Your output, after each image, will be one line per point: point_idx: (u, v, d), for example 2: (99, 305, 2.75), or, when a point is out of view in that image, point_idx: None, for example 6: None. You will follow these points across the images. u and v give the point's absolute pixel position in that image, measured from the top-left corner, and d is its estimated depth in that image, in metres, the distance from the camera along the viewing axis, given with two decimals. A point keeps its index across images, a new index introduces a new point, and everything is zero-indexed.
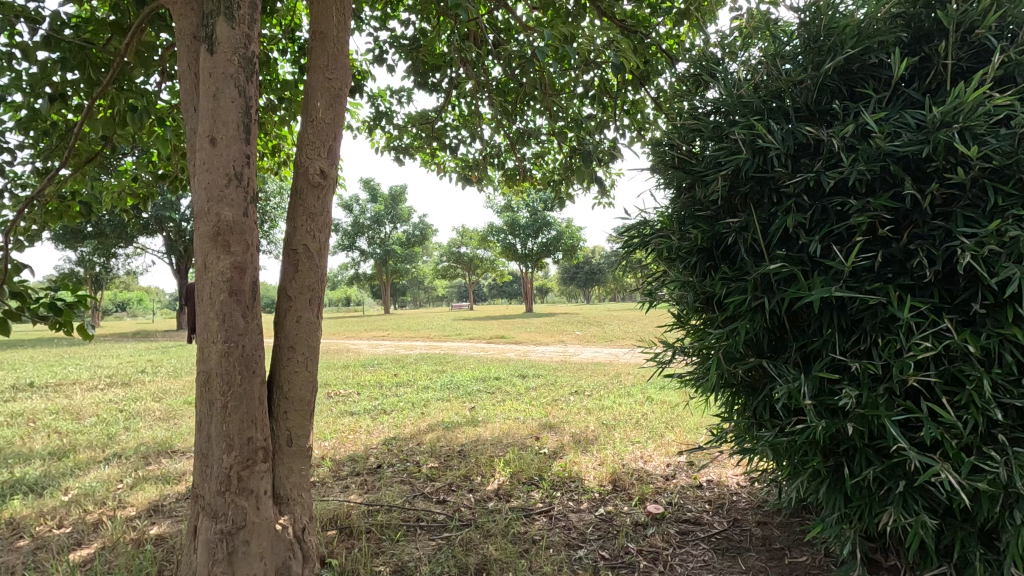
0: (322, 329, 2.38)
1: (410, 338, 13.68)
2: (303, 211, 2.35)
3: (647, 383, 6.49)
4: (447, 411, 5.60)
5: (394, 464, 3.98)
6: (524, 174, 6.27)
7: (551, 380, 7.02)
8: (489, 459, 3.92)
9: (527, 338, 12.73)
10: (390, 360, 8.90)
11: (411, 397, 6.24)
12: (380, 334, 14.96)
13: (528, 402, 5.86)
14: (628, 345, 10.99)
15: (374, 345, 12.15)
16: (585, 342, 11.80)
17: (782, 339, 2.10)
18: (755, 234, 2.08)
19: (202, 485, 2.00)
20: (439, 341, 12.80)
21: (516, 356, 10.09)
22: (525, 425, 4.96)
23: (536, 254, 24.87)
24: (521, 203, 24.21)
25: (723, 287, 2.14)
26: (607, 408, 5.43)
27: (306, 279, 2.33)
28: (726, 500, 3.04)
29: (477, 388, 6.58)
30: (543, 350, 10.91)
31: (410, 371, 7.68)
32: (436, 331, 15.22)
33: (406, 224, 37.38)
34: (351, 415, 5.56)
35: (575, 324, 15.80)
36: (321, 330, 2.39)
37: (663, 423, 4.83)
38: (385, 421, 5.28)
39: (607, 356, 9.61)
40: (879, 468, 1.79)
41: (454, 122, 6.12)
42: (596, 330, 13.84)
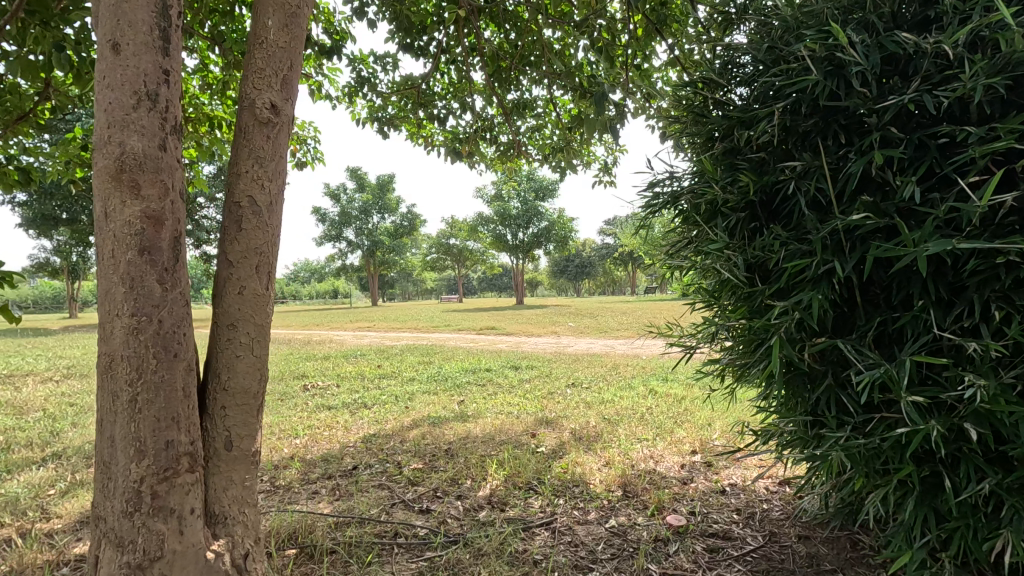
0: (272, 304, 1.90)
1: (397, 330, 13.15)
2: (249, 155, 1.86)
3: (649, 375, 6.05)
4: (435, 406, 5.13)
5: (371, 466, 3.51)
6: (518, 149, 5.80)
7: (547, 372, 6.56)
8: (481, 459, 3.48)
9: (519, 330, 12.28)
10: (375, 352, 8.38)
11: (395, 390, 5.76)
12: (367, 325, 14.42)
13: (522, 396, 5.41)
14: (624, 336, 10.57)
15: (358, 337, 11.60)
16: (579, 334, 11.36)
17: (849, 316, 1.67)
18: (820, 182, 1.65)
19: (104, 505, 1.52)
20: (428, 333, 12.30)
21: (507, 348, 9.64)
22: (519, 421, 4.50)
23: (527, 245, 24.44)
24: (512, 192, 23.75)
25: (782, 248, 1.70)
26: (608, 402, 4.99)
27: (253, 240, 1.84)
28: (756, 510, 2.61)
29: (467, 381, 6.11)
30: (535, 342, 10.46)
31: (395, 363, 7.19)
32: (423, 322, 14.72)
33: (395, 215, 36.73)
34: (328, 410, 5.07)
35: (567, 316, 15.36)
36: (272, 306, 1.91)
37: (670, 418, 4.40)
38: (364, 417, 4.80)
39: (603, 348, 9.18)
40: (999, 481, 1.37)
41: (443, 92, 5.63)
42: (590, 321, 13.42)
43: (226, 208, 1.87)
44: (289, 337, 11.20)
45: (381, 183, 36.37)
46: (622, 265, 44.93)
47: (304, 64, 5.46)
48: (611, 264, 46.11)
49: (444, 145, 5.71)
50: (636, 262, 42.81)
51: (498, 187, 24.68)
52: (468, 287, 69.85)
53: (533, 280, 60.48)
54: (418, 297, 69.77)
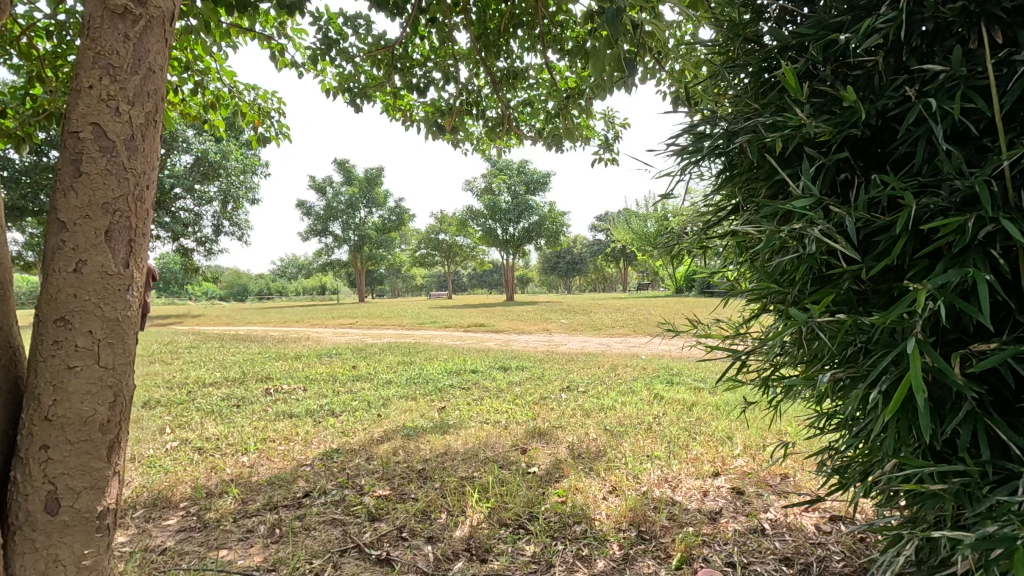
0: (135, 294, 1.28)
1: (379, 327, 12.42)
2: (96, 59, 1.23)
3: (651, 378, 5.48)
4: (412, 413, 4.51)
5: (328, 492, 2.90)
6: (507, 125, 5.18)
7: (538, 374, 5.97)
8: (460, 484, 2.89)
9: (508, 327, 11.69)
10: (352, 351, 7.70)
11: (369, 394, 5.12)
12: (349, 322, 13.75)
13: (511, 401, 4.81)
14: (619, 334, 10.02)
15: (336, 335, 10.88)
16: (571, 332, 10.73)
17: (1002, 310, 1.11)
18: (971, 102, 1.08)
19: None
20: (412, 330, 11.68)
21: (495, 347, 8.99)
22: (508, 433, 3.90)
23: (518, 240, 23.80)
24: (502, 185, 23.16)
25: (913, 204, 1.10)
26: (609, 409, 4.41)
27: (99, 193, 1.21)
28: (810, 558, 2.04)
29: (451, 384, 5.49)
30: (524, 340, 9.82)
31: (371, 363, 6.55)
32: (409, 319, 14.00)
33: (382, 209, 35.97)
34: (289, 418, 4.43)
35: (558, 313, 14.73)
36: (137, 296, 1.29)
37: (682, 428, 3.82)
38: (330, 427, 4.17)
39: (597, 347, 8.57)
40: None
41: (423, 60, 5.00)
42: (582, 318, 12.86)
43: (61, 141, 1.23)
44: (263, 335, 10.45)
45: (369, 177, 35.53)
46: (614, 261, 44.42)
47: (265, 25, 4.79)
48: (602, 260, 45.57)
49: (424, 117, 5.07)
50: (628, 259, 42.31)
51: (488, 180, 24.04)
52: (457, 284, 68.98)
53: (524, 277, 59.86)
54: (407, 293, 68.84)
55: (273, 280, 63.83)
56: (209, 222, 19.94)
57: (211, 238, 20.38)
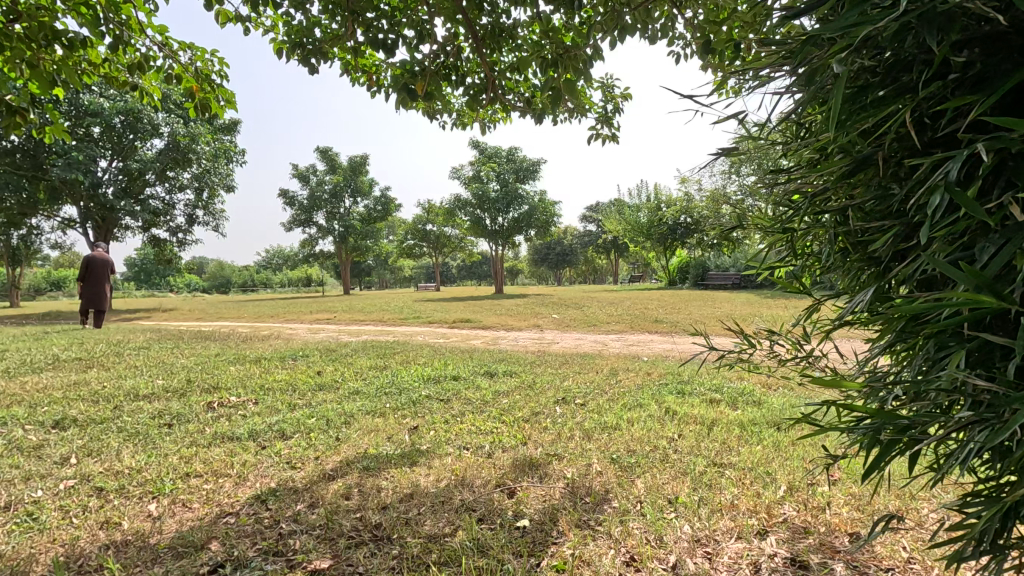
0: None
1: (357, 323, 11.56)
2: None
3: (658, 387, 4.77)
4: (378, 435, 3.77)
5: (248, 563, 2.16)
6: (490, 91, 4.40)
7: (528, 381, 5.23)
8: (424, 552, 2.19)
9: (496, 322, 10.94)
10: (321, 353, 6.90)
11: (330, 409, 4.36)
12: (326, 317, 12.89)
13: (496, 418, 4.08)
14: (615, 331, 9.29)
15: (310, 333, 10.01)
16: (564, 329, 9.97)
17: None
18: None
19: None
20: (393, 326, 10.87)
21: (482, 346, 8.23)
22: (491, 464, 3.18)
23: (507, 231, 22.97)
24: (491, 173, 22.35)
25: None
26: (613, 430, 3.70)
27: None
28: None
29: (428, 395, 4.73)
30: (514, 339, 9.05)
31: (339, 368, 5.77)
32: (390, 314, 13.16)
33: (368, 199, 34.98)
34: (228, 442, 3.66)
35: (550, 307, 13.94)
36: None
37: (704, 457, 3.12)
38: (275, 455, 3.42)
39: (593, 347, 7.83)
40: None
41: (390, 12, 4.21)
42: (575, 313, 12.14)
43: None
44: (228, 333, 9.56)
45: (353, 165, 34.40)
46: (606, 253, 43.71)
47: None
48: (593, 251, 44.85)
49: (393, 81, 4.26)
50: (619, 250, 41.62)
51: (476, 168, 23.22)
52: (446, 276, 68.12)
53: (513, 268, 59.03)
54: (395, 285, 67.73)
55: (257, 272, 62.52)
56: (182, 211, 18.95)
57: (184, 228, 19.38)
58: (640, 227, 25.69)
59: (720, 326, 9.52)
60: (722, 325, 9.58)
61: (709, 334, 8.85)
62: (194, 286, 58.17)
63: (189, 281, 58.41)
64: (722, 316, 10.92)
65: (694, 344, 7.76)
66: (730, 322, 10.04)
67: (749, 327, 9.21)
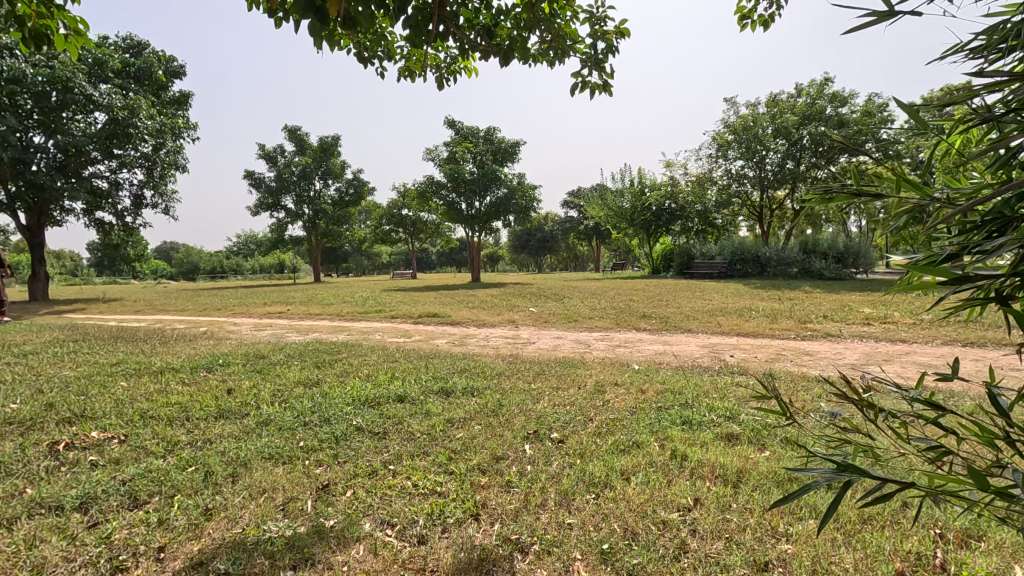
0: None
1: (312, 318, 10.34)
2: None
3: (656, 414, 3.74)
4: (271, 502, 2.66)
5: None
6: (443, 20, 3.22)
7: (491, 402, 4.15)
8: None
9: (467, 317, 9.79)
10: (249, 359, 5.73)
11: (220, 451, 3.21)
12: (279, 310, 11.54)
13: (443, 468, 3.00)
14: (599, 329, 8.26)
15: (253, 332, 8.77)
16: (542, 325, 8.92)
17: None
18: None
19: None
20: (351, 322, 9.64)
21: (447, 348, 7.13)
22: (421, 565, 2.11)
23: (484, 217, 21.87)
24: (467, 154, 21.06)
25: None
26: (602, 493, 2.65)
27: None
28: None
29: (358, 429, 3.62)
30: (484, 338, 7.97)
31: (258, 386, 4.59)
32: (352, 306, 11.87)
33: (339, 182, 33.25)
34: (44, 516, 2.50)
35: (527, 298, 12.85)
36: None
37: (743, 555, 2.10)
38: (102, 543, 2.28)
39: (574, 350, 6.79)
40: None
41: None
42: (555, 305, 11.06)
43: None
44: (154, 331, 8.25)
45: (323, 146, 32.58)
46: (587, 239, 42.82)
47: None
48: (574, 238, 43.92)
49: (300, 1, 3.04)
50: (601, 237, 40.74)
51: (451, 149, 21.85)
52: (425, 262, 66.45)
53: (493, 254, 57.95)
54: (372, 271, 66.05)
55: (227, 258, 60.13)
56: (129, 192, 17.30)
57: (133, 212, 17.83)
58: (623, 213, 24.68)
59: (713, 322, 8.58)
60: (717, 321, 8.62)
61: (702, 332, 7.88)
62: (160, 273, 55.80)
63: (154, 266, 55.94)
64: (714, 310, 9.99)
65: (688, 347, 6.79)
66: (722, 317, 9.12)
67: (745, 324, 8.29)
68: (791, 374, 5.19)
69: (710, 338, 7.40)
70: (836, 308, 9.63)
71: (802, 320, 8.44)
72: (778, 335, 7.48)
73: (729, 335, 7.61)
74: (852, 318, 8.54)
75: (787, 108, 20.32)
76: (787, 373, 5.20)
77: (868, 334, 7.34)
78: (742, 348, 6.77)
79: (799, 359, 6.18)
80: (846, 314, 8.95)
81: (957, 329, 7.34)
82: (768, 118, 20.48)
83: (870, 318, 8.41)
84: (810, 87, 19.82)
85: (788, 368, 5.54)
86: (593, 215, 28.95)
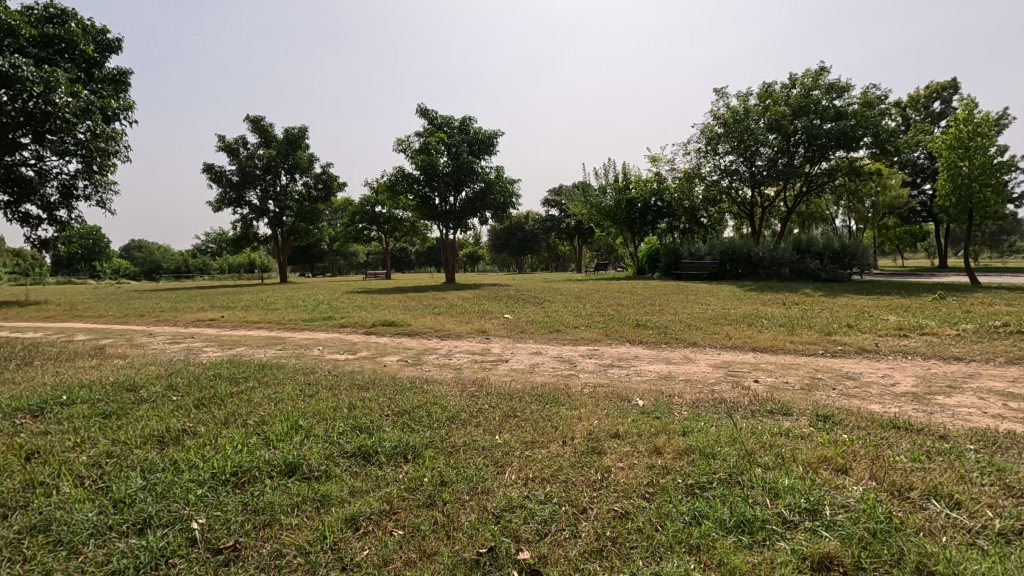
0: None
1: (247, 327, 8.76)
2: None
3: (690, 507, 2.31)
4: None
5: None
6: None
7: (429, 478, 2.67)
8: None
9: (429, 326, 8.30)
10: (109, 393, 4.16)
11: None
12: (212, 315, 9.86)
13: None
14: (584, 344, 6.83)
15: (165, 346, 7.17)
16: (517, 336, 7.49)
17: None
18: None
19: None
20: (290, 333, 8.07)
21: (395, 369, 5.65)
22: None
23: (458, 213, 20.40)
24: (439, 144, 19.53)
25: None
26: None
27: None
28: None
29: (191, 546, 2.10)
30: (444, 354, 6.50)
31: (79, 447, 3.01)
32: (300, 311, 10.25)
33: (307, 176, 31.31)
34: None
35: (501, 302, 11.42)
36: None
37: None
38: None
39: (555, 373, 5.38)
40: None
41: None
42: (534, 311, 9.63)
43: None
44: (33, 347, 6.58)
45: (289, 138, 30.58)
46: (568, 238, 41.52)
47: None
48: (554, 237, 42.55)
49: None
50: (583, 236, 39.41)
51: (423, 139, 20.23)
52: (403, 261, 64.52)
53: (471, 252, 56.34)
54: (347, 270, 63.90)
55: (193, 256, 57.37)
56: (54, 182, 15.36)
57: (66, 205, 15.95)
58: (606, 210, 23.33)
59: (720, 332, 7.22)
60: (724, 332, 7.25)
61: (709, 347, 6.52)
62: (121, 272, 52.88)
63: (117, 265, 53.32)
64: (715, 317, 8.66)
65: (696, 371, 5.40)
66: (727, 325, 7.79)
67: (757, 336, 6.94)
68: (847, 412, 3.84)
69: (720, 356, 6.04)
70: (855, 316, 8.37)
71: (824, 330, 7.13)
72: (802, 352, 6.14)
73: (742, 351, 6.26)
74: (879, 328, 7.26)
75: (780, 99, 19.16)
76: (843, 413, 3.83)
77: (912, 350, 6.04)
78: (764, 372, 5.39)
79: (842, 386, 4.83)
80: (871, 323, 7.66)
81: (1015, 344, 6.09)
82: (761, 111, 19.37)
83: (904, 329, 7.12)
84: (804, 76, 18.67)
85: (837, 404, 4.19)
86: (574, 212, 27.59)
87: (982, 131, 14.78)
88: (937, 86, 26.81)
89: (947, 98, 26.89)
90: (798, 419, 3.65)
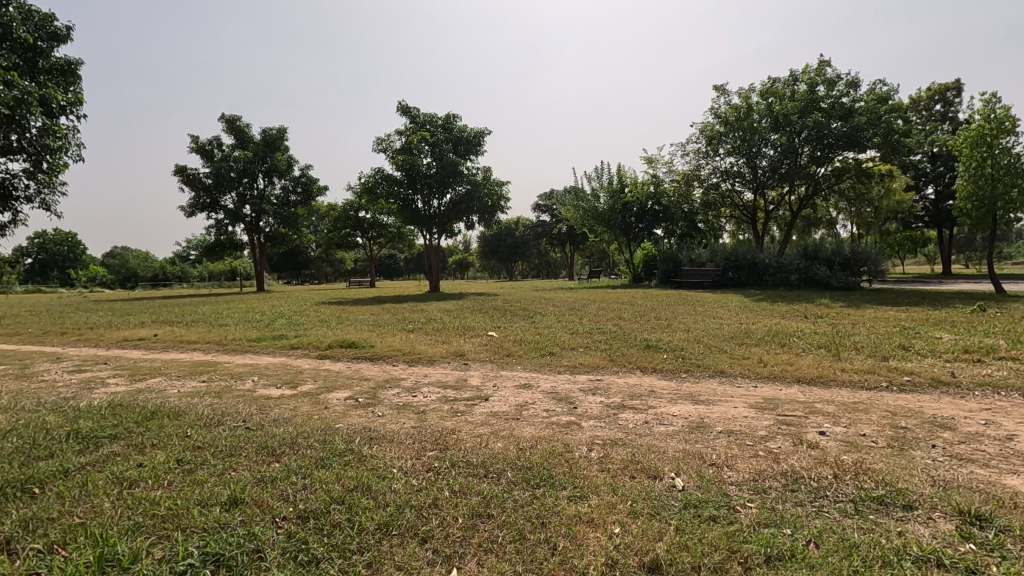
0: None
1: (180, 349, 7.32)
2: None
3: None
4: None
5: None
6: None
7: None
8: None
9: (396, 346, 6.92)
10: None
11: None
12: (144, 334, 8.36)
13: None
14: (583, 374, 5.49)
15: (61, 378, 5.73)
16: (502, 362, 6.14)
17: None
18: None
19: None
20: (226, 359, 6.62)
21: (337, 415, 4.25)
22: None
23: (442, 217, 19.04)
24: (421, 144, 18.23)
25: None
26: None
27: None
28: None
29: None
30: (408, 390, 5.12)
31: None
32: (251, 327, 8.79)
33: (285, 179, 29.81)
34: None
35: (486, 316, 10.07)
36: None
37: None
38: None
39: (549, 421, 4.02)
40: None
41: None
42: (522, 328, 8.29)
43: None
44: None
45: (267, 139, 29.05)
46: (559, 244, 40.24)
47: None
48: (544, 244, 41.20)
49: None
50: (574, 243, 38.16)
51: (404, 138, 18.86)
52: (390, 268, 62.96)
53: (459, 258, 54.83)
54: (333, 278, 62.29)
55: (172, 264, 55.42)
56: None
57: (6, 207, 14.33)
58: (599, 214, 22.13)
59: (749, 356, 5.89)
60: (753, 355, 5.93)
61: (742, 379, 5.19)
62: (98, 280, 50.81)
63: (92, 272, 51.27)
64: (735, 334, 7.36)
65: (736, 417, 4.07)
66: (754, 345, 6.48)
67: (798, 361, 5.61)
68: (996, 500, 2.52)
69: (760, 394, 4.71)
70: (900, 334, 7.10)
71: (876, 353, 5.81)
72: (864, 387, 4.82)
73: (788, 386, 4.92)
74: (940, 348, 5.97)
75: (784, 95, 17.99)
76: (989, 501, 2.52)
77: (1001, 381, 4.76)
78: (825, 418, 4.07)
79: (942, 442, 3.52)
80: (926, 342, 6.38)
81: None
82: (763, 108, 18.25)
83: (971, 350, 5.85)
84: (807, 71, 17.55)
85: (965, 479, 2.85)
86: (566, 216, 26.35)
87: (1005, 128, 13.74)
88: (938, 87, 25.84)
89: (948, 100, 25.95)
90: (934, 519, 2.33)
